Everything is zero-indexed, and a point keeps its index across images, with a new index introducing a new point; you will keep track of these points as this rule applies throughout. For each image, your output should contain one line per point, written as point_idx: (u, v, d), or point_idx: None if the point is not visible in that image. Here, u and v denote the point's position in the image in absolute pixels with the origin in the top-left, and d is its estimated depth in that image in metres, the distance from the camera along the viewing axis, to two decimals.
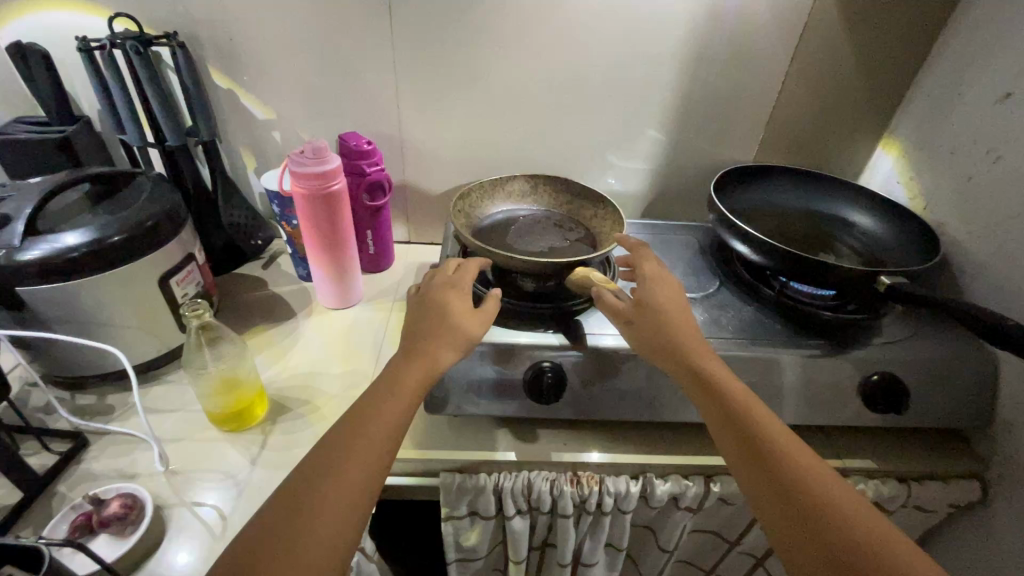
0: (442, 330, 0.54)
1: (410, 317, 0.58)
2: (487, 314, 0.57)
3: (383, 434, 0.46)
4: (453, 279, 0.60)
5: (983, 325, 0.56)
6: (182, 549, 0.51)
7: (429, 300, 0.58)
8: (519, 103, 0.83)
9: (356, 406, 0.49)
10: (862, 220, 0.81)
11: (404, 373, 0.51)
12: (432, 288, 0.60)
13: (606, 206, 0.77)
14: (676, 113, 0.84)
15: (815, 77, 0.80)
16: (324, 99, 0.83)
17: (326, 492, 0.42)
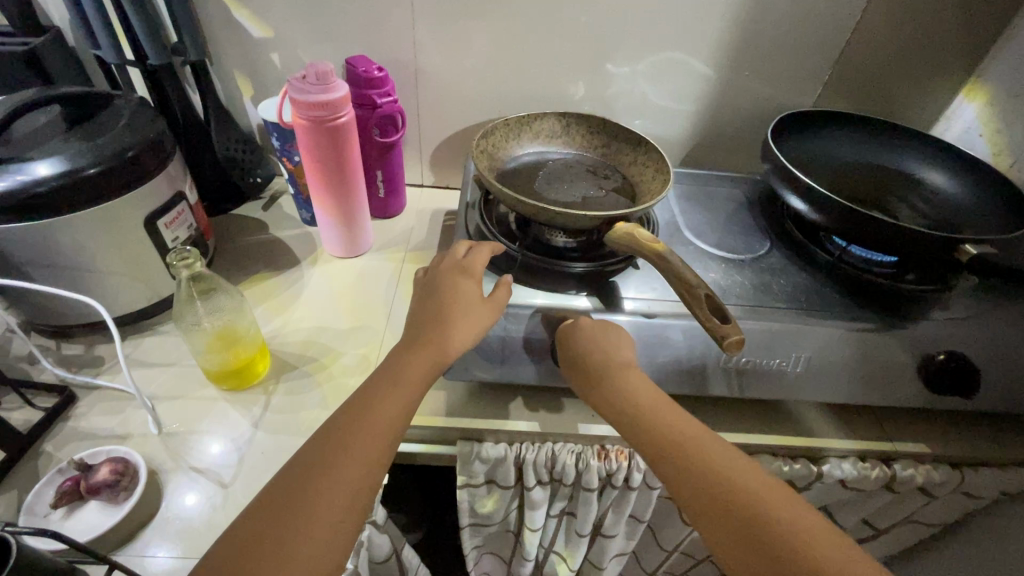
0: (450, 318, 0.49)
1: (415, 304, 0.52)
2: (499, 302, 0.52)
3: (385, 426, 0.42)
4: (462, 264, 0.54)
5: None
6: (191, 490, 0.49)
7: (439, 284, 0.52)
8: (553, 28, 0.72)
9: (354, 396, 0.44)
10: (934, 177, 0.72)
11: (408, 361, 0.46)
12: (439, 272, 0.54)
13: (648, 151, 0.68)
14: (733, 45, 0.73)
15: (901, 7, 0.69)
16: (328, 16, 0.72)
17: (319, 492, 0.38)
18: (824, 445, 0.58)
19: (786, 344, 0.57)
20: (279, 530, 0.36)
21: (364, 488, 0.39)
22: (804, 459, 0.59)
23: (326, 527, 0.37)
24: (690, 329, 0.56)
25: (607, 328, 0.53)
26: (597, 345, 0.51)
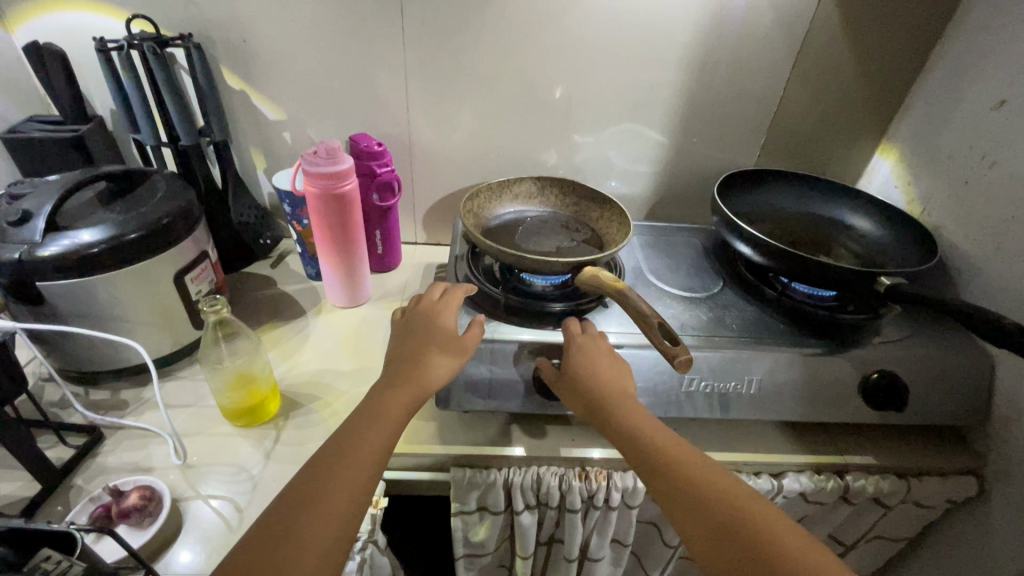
0: (427, 356, 0.56)
1: (396, 342, 0.59)
2: (471, 340, 0.59)
3: (366, 460, 0.47)
4: (437, 307, 0.61)
5: (986, 327, 0.56)
6: (182, 549, 0.51)
7: (417, 326, 0.60)
8: (527, 106, 0.85)
9: (337, 434, 0.49)
10: (861, 223, 0.83)
11: (390, 398, 0.52)
12: (417, 315, 0.61)
13: (612, 207, 0.79)
14: (679, 117, 0.86)
15: (815, 84, 0.82)
16: (336, 101, 0.84)
17: (306, 522, 0.42)
18: (781, 459, 0.64)
19: (739, 369, 0.65)
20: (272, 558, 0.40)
21: (350, 515, 0.44)
22: (766, 474, 0.65)
23: (316, 552, 0.41)
24: (653, 357, 0.64)
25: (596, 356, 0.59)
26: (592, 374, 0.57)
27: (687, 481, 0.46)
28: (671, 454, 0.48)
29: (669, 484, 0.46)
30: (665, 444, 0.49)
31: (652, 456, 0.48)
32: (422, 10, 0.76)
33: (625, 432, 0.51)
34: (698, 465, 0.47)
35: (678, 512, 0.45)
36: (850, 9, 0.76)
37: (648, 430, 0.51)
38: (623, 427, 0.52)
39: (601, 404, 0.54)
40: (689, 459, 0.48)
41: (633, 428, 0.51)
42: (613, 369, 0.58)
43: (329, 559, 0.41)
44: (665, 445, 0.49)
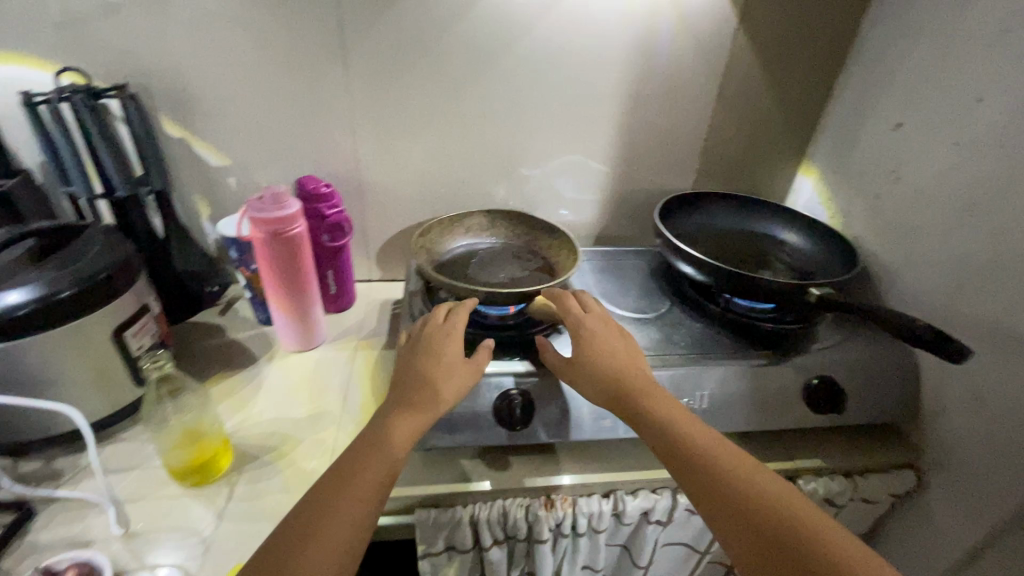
0: (432, 381, 0.58)
1: (404, 365, 0.60)
2: (477, 365, 0.61)
3: (365, 494, 0.48)
4: (445, 329, 0.62)
5: (892, 325, 0.60)
6: None
7: (426, 350, 0.61)
8: (472, 142, 0.88)
9: (339, 465, 0.51)
10: (791, 237, 0.89)
11: (398, 425, 0.54)
12: (425, 335, 0.62)
13: (561, 235, 0.82)
14: (619, 147, 0.90)
15: (738, 112, 0.89)
16: (281, 145, 0.84)
17: (304, 558, 0.43)
18: None
19: (690, 384, 0.67)
20: None
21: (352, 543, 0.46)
22: None
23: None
24: None
25: (615, 353, 0.61)
26: (611, 373, 0.59)
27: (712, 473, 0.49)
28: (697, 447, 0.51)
29: (705, 484, 0.48)
30: (696, 439, 0.52)
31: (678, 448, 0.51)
32: (363, 55, 0.78)
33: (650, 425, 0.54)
34: (723, 457, 0.50)
35: (704, 500, 0.48)
36: (762, 45, 0.83)
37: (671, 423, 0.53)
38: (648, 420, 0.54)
39: (627, 401, 0.56)
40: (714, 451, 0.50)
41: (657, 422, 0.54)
42: (630, 367, 0.59)
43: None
44: (700, 443, 0.51)
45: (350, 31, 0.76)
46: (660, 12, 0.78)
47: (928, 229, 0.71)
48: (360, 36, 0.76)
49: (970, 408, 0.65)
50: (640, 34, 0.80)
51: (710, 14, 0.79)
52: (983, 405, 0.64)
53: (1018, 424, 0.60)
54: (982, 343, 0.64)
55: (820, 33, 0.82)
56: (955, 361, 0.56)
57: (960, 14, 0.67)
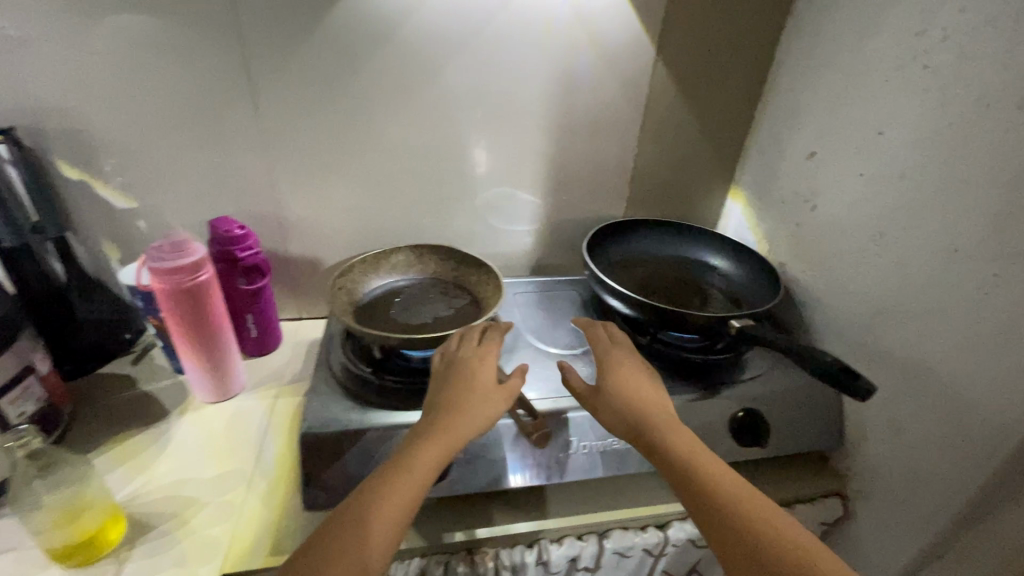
0: (465, 404, 0.58)
1: (438, 386, 0.61)
2: (512, 388, 0.61)
3: (385, 520, 0.49)
4: (478, 352, 0.63)
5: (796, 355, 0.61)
6: None
7: (460, 370, 0.61)
8: (396, 177, 0.86)
9: (367, 485, 0.52)
10: (721, 263, 0.89)
11: (429, 449, 0.54)
12: (460, 356, 0.63)
13: (487, 270, 0.80)
14: (548, 177, 0.90)
15: (664, 141, 0.89)
16: (192, 185, 0.80)
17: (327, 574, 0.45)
18: (664, 510, 0.65)
19: None
20: None
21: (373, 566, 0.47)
22: (652, 527, 0.66)
23: None
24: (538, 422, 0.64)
25: (637, 380, 0.63)
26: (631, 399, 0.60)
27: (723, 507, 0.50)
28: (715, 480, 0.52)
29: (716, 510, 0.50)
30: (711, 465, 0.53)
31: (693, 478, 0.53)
32: (272, 92, 0.75)
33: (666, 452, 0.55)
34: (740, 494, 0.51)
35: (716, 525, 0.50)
36: (681, 76, 0.83)
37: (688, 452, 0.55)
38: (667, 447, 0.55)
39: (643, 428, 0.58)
40: (730, 485, 0.52)
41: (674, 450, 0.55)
42: (650, 394, 0.61)
43: None
44: (715, 470, 0.53)
45: (256, 68, 0.73)
46: (576, 45, 0.78)
47: (842, 257, 0.71)
48: (268, 72, 0.74)
49: (888, 437, 0.65)
50: (559, 67, 0.79)
51: (627, 47, 0.80)
52: (899, 435, 0.63)
53: (931, 454, 0.60)
54: (895, 372, 0.64)
55: (736, 63, 0.83)
56: (863, 399, 0.55)
57: (860, 47, 0.68)
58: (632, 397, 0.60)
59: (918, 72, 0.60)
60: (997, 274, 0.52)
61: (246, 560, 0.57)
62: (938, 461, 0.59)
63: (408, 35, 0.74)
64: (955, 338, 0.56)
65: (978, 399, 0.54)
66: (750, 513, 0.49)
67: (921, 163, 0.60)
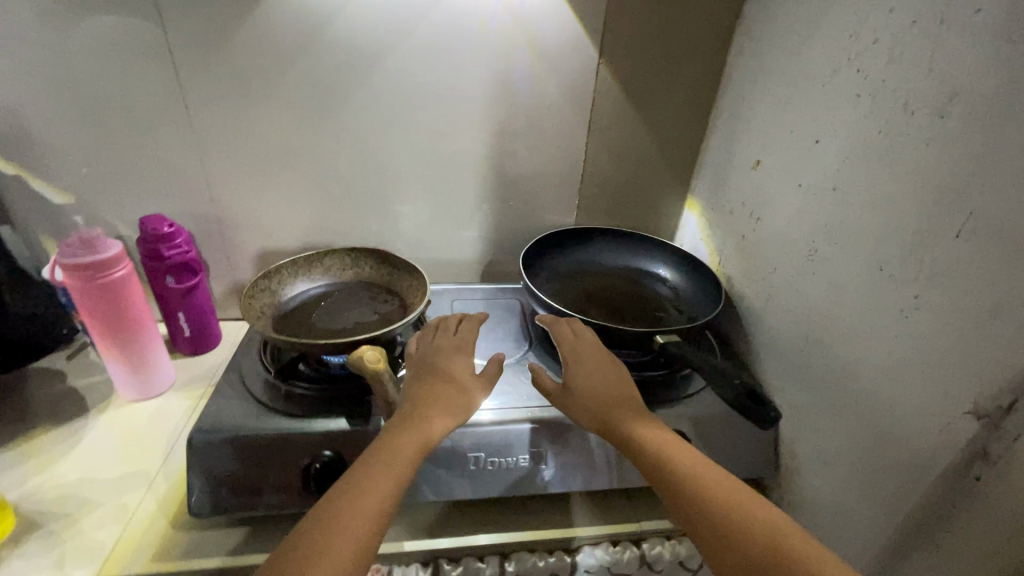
0: (446, 391, 0.57)
1: (417, 371, 0.61)
2: (489, 376, 0.61)
3: (388, 486, 0.47)
4: (453, 344, 0.64)
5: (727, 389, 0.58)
6: None
7: (441, 356, 0.62)
8: (334, 178, 0.84)
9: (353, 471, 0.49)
10: (671, 276, 0.85)
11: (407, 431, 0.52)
12: (431, 351, 0.63)
13: (418, 275, 0.78)
14: (492, 181, 0.87)
15: (612, 147, 0.86)
16: (124, 183, 0.80)
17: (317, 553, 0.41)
18: (572, 534, 0.62)
19: (524, 441, 0.62)
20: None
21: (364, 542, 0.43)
22: (560, 551, 0.63)
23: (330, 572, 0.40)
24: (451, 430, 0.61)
25: (610, 371, 0.61)
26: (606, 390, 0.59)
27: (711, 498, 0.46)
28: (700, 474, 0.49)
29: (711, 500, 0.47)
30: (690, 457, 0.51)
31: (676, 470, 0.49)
32: (200, 90, 0.74)
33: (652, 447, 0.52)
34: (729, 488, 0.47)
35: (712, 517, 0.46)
36: (626, 80, 0.80)
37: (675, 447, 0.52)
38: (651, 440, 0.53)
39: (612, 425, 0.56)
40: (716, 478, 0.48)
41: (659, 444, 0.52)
42: (622, 384, 0.60)
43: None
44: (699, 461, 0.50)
45: (182, 67, 0.72)
46: (512, 47, 0.76)
47: (780, 273, 0.67)
48: (195, 70, 0.73)
49: (817, 469, 0.60)
50: (495, 68, 0.77)
51: (566, 49, 0.77)
52: (827, 467, 0.59)
53: (854, 490, 0.55)
54: (823, 398, 0.59)
55: (685, 66, 0.80)
56: (763, 424, 0.56)
57: (799, 51, 0.64)
58: (604, 393, 0.58)
59: (852, 76, 0.55)
60: (916, 296, 0.47)
61: (124, 566, 0.55)
62: (860, 498, 0.54)
63: (336, 34, 0.73)
64: (877, 364, 0.52)
65: (897, 435, 0.49)
66: (740, 506, 0.45)
67: (852, 175, 0.55)
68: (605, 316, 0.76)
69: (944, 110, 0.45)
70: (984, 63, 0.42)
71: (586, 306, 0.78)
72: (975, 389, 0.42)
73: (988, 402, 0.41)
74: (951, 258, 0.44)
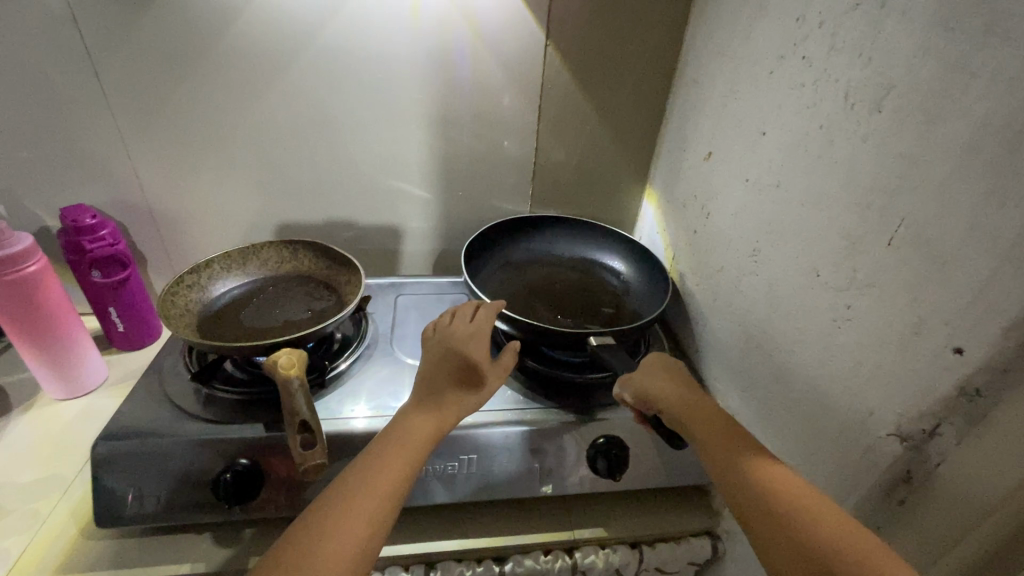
0: (460, 382, 0.53)
1: (433, 361, 0.54)
2: (506, 367, 0.56)
3: (395, 479, 0.43)
4: (473, 326, 0.58)
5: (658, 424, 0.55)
6: None
7: (458, 345, 0.56)
8: (272, 167, 0.80)
9: (365, 455, 0.46)
10: (624, 268, 0.81)
11: (419, 420, 0.49)
12: (452, 332, 0.57)
13: (356, 270, 0.74)
14: (439, 171, 0.84)
15: (565, 136, 0.82)
16: (42, 171, 0.75)
17: (324, 540, 0.38)
18: (500, 543, 0.60)
19: (452, 449, 0.59)
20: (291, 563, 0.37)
21: (375, 526, 0.40)
22: (488, 559, 0.61)
23: (333, 558, 0.38)
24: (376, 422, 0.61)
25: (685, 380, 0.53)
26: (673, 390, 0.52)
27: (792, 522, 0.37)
28: (784, 489, 0.39)
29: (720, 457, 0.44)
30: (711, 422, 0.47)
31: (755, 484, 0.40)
32: (119, 73, 0.70)
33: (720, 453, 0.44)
34: (826, 512, 0.37)
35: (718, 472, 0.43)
36: (577, 64, 0.76)
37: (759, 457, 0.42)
38: (714, 441, 0.45)
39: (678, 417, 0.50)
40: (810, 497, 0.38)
41: (729, 448, 0.44)
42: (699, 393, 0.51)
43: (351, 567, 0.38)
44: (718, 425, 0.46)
45: (97, 48, 0.67)
46: (451, 28, 0.71)
47: (725, 272, 0.64)
48: (108, 52, 0.68)
49: None
50: (434, 52, 0.73)
51: (511, 32, 0.73)
52: None
53: None
54: (759, 406, 0.57)
55: (638, 50, 0.75)
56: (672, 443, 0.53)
57: (748, 35, 0.59)
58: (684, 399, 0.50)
59: (797, 64, 0.51)
60: (848, 306, 0.44)
61: None
62: None
63: (260, 13, 0.68)
64: (808, 376, 0.49)
65: (823, 449, 0.47)
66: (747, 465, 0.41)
67: (794, 171, 0.52)
68: (548, 311, 0.73)
69: (881, 105, 0.41)
70: (920, 53, 0.38)
71: (531, 300, 0.74)
72: (897, 411, 0.39)
73: (911, 425, 0.38)
74: (881, 266, 0.41)
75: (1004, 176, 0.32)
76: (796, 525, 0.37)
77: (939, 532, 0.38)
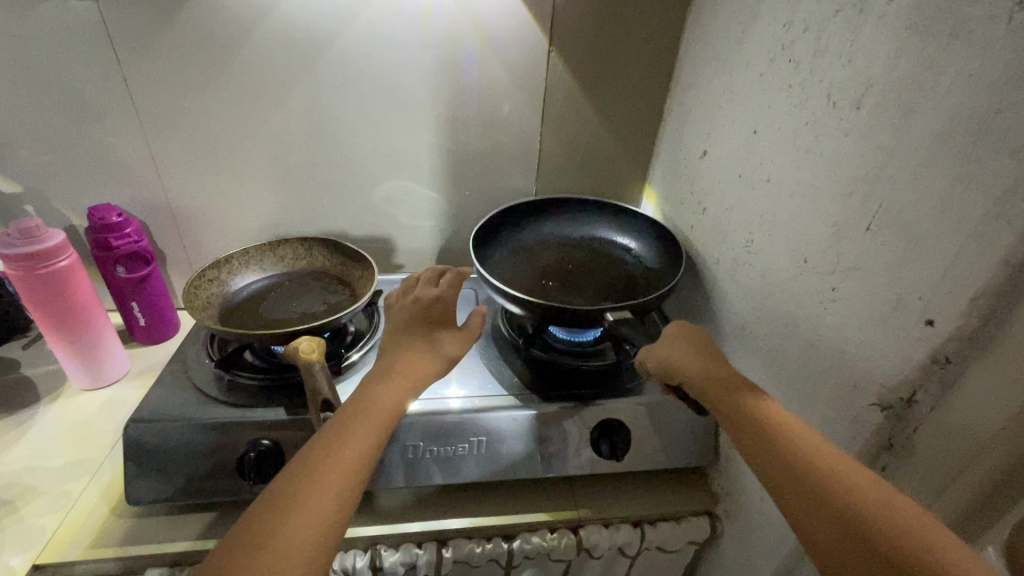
0: (422, 347, 0.55)
1: (395, 327, 0.58)
2: (472, 332, 0.59)
3: (363, 445, 0.44)
4: (437, 295, 0.60)
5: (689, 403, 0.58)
6: None
7: (419, 313, 0.58)
8: (288, 167, 0.84)
9: (332, 423, 0.46)
10: (637, 245, 0.83)
11: (387, 388, 0.49)
12: (414, 303, 0.59)
13: (369, 265, 0.78)
14: (447, 172, 0.87)
15: (568, 137, 0.86)
16: (71, 172, 0.78)
17: (296, 506, 0.38)
18: (509, 521, 0.63)
19: (463, 430, 0.63)
20: (262, 530, 0.37)
21: (347, 491, 0.41)
22: (497, 537, 0.64)
23: (306, 523, 0.38)
24: None
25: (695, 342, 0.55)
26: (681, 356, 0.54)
27: (826, 486, 0.38)
28: (816, 458, 0.40)
29: (752, 428, 0.44)
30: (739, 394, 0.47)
31: (781, 449, 0.41)
32: (147, 78, 0.74)
33: (747, 420, 0.44)
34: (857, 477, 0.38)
35: (750, 443, 0.43)
36: (579, 68, 0.79)
37: (789, 424, 0.43)
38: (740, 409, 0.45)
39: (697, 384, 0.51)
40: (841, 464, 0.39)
41: (765, 421, 0.43)
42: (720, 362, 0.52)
43: (324, 530, 0.38)
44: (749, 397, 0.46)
45: (126, 54, 0.71)
46: (460, 35, 0.76)
47: (722, 262, 0.67)
48: (136, 58, 0.72)
49: None
50: (444, 58, 0.77)
51: (518, 38, 0.77)
52: None
53: None
54: None
55: (637, 54, 0.79)
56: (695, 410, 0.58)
57: (741, 39, 0.63)
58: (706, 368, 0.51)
59: (785, 66, 0.55)
60: (833, 288, 0.48)
61: (62, 553, 0.56)
62: None
63: (279, 22, 0.72)
64: (799, 357, 0.52)
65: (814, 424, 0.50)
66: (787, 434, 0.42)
67: (783, 166, 0.55)
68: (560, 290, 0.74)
69: (860, 102, 0.45)
70: (894, 54, 0.42)
71: (543, 281, 0.76)
72: (879, 381, 0.43)
73: (891, 394, 0.42)
74: (863, 249, 0.44)
75: (968, 163, 0.36)
76: (837, 495, 0.37)
77: (919, 491, 0.41)
